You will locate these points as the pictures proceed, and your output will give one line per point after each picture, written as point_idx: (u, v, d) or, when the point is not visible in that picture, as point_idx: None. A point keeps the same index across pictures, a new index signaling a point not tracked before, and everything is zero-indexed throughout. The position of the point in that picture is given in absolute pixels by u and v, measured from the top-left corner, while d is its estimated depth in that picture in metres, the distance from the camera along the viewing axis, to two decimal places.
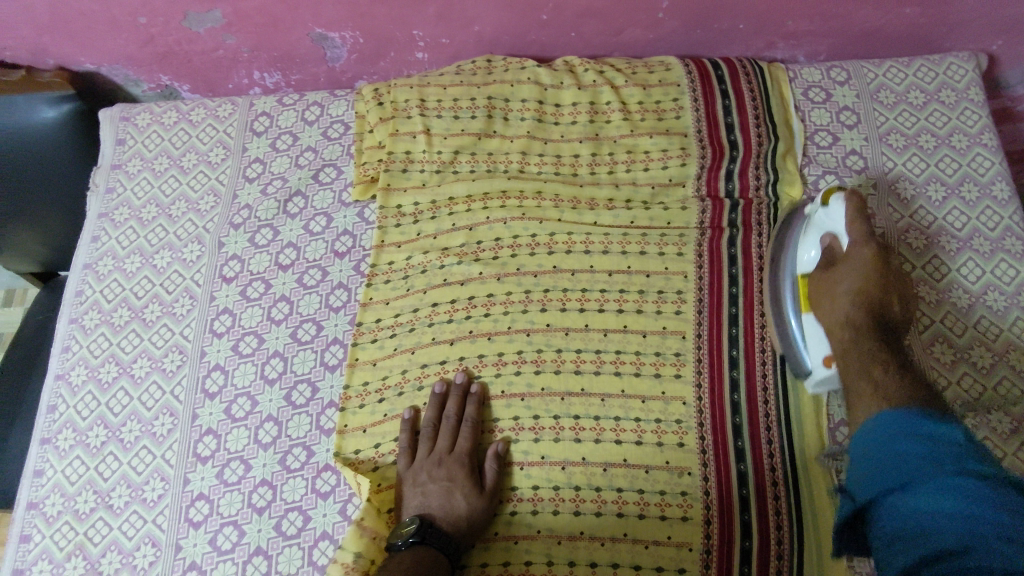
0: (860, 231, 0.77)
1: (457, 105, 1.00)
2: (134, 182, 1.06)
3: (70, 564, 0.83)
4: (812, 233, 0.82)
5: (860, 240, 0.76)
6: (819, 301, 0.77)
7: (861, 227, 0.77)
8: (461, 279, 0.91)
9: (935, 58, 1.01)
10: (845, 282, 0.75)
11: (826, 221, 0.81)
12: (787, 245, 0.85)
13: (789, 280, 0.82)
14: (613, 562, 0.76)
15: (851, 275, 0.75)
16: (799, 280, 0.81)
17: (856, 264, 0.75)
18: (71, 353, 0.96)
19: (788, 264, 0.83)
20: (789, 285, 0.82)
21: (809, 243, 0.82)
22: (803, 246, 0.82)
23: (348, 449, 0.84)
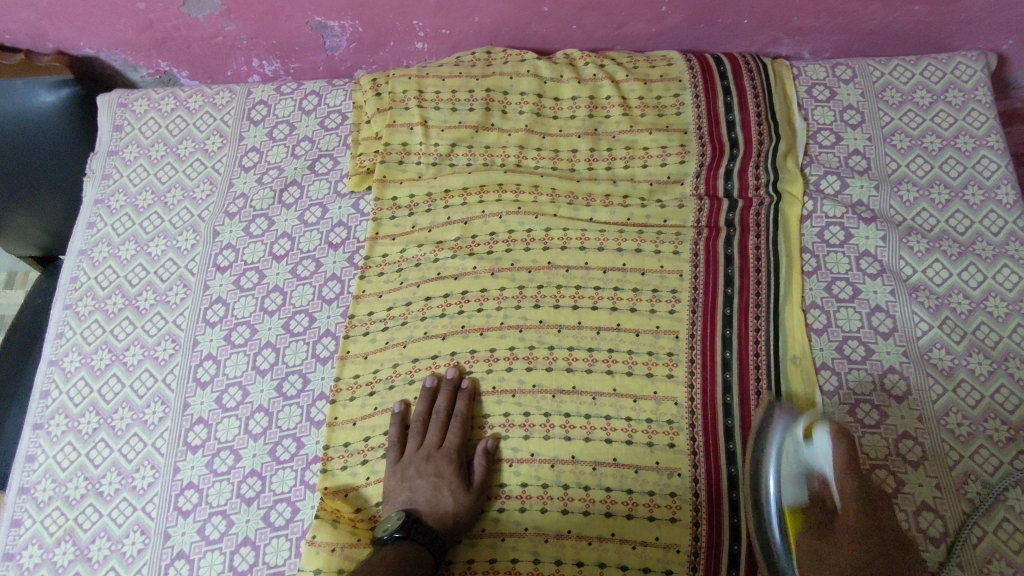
0: (852, 486, 0.70)
1: (455, 97, 0.99)
2: (130, 168, 1.06)
3: (60, 549, 0.84)
4: (795, 467, 0.76)
5: (851, 496, 0.70)
6: (812, 557, 0.69)
7: (850, 482, 0.71)
8: (454, 274, 0.90)
9: (942, 57, 0.99)
10: (841, 550, 0.68)
11: (815, 459, 0.76)
12: (769, 462, 0.76)
13: (774, 514, 0.74)
14: (600, 561, 0.76)
15: (848, 542, 0.68)
16: (786, 513, 0.74)
17: (846, 523, 0.70)
18: (64, 339, 0.96)
19: (772, 499, 0.74)
20: (774, 517, 0.74)
21: (793, 478, 0.75)
22: (786, 476, 0.75)
23: (337, 441, 0.84)
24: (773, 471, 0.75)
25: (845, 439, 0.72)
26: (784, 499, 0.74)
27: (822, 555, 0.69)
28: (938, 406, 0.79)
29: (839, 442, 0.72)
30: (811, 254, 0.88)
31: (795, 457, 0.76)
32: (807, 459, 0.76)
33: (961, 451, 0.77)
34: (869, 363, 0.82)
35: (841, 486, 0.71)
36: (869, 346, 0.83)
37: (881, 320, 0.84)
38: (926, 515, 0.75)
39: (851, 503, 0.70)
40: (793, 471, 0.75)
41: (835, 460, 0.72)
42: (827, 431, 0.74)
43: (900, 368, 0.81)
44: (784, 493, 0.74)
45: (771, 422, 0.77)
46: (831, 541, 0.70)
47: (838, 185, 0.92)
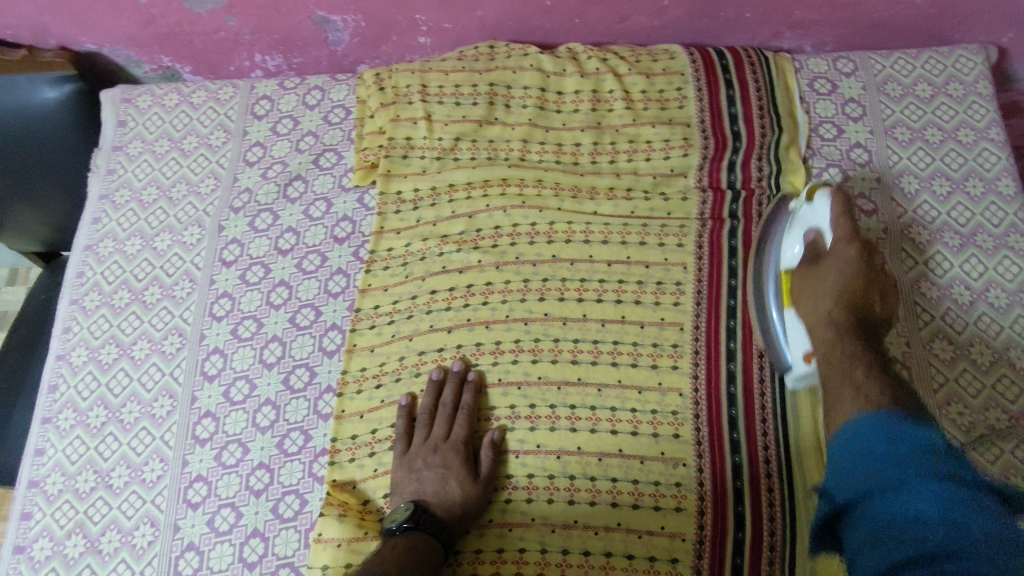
0: (844, 227, 0.79)
1: (458, 92, 0.99)
2: (135, 164, 1.06)
3: (70, 541, 0.84)
4: (798, 226, 0.83)
5: (844, 235, 0.78)
6: (800, 294, 0.79)
7: (844, 224, 0.79)
8: (459, 267, 0.91)
9: (943, 51, 1.00)
10: (828, 279, 0.77)
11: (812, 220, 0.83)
12: (774, 239, 0.85)
13: (773, 278, 0.83)
14: (607, 550, 0.77)
15: (835, 273, 0.77)
16: (783, 274, 0.83)
17: (837, 257, 0.78)
18: (71, 333, 0.96)
19: (774, 256, 0.84)
20: (773, 280, 0.83)
21: (794, 240, 0.83)
22: (788, 242, 0.84)
23: (345, 433, 0.84)
24: (780, 232, 0.85)
25: (842, 197, 0.80)
26: (783, 255, 0.83)
27: (810, 289, 0.78)
28: (940, 395, 0.80)
29: (836, 199, 0.80)
30: None
31: (797, 220, 0.84)
32: (809, 217, 0.83)
33: (963, 439, 0.78)
34: None
35: (836, 228, 0.79)
36: None
37: None
38: None
39: (844, 240, 0.78)
40: (794, 233, 0.83)
41: (834, 207, 0.80)
42: (827, 191, 0.82)
43: (903, 358, 0.82)
44: (784, 252, 0.84)
45: (778, 214, 0.86)
46: (820, 276, 0.78)
47: (840, 178, 0.93)
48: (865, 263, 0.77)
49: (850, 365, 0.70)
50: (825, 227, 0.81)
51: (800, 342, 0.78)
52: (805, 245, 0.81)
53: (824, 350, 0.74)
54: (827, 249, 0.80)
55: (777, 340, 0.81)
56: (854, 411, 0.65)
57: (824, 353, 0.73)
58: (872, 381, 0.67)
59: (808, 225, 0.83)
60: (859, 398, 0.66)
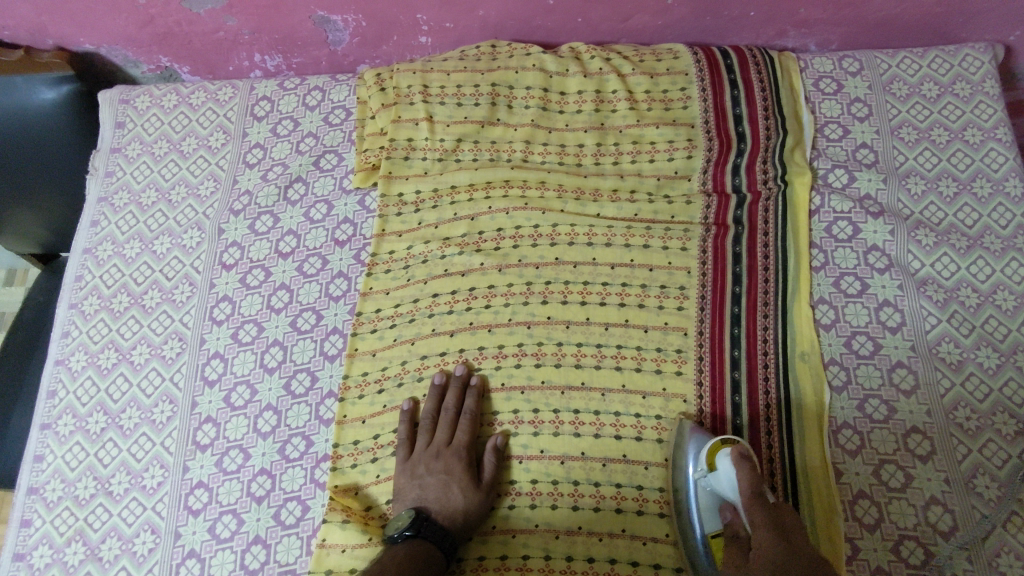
0: (754, 508, 0.66)
1: (460, 92, 0.98)
2: (134, 166, 1.05)
3: (70, 549, 0.84)
4: (710, 498, 0.74)
5: (757, 531, 0.65)
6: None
7: (757, 506, 0.66)
8: (461, 270, 0.90)
9: (950, 49, 0.99)
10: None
11: (720, 486, 0.72)
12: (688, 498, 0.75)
13: (703, 547, 0.73)
14: (612, 557, 0.76)
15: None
16: (712, 546, 0.72)
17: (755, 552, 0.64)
18: (70, 338, 0.95)
19: (697, 533, 0.73)
20: (703, 551, 0.73)
21: (710, 511, 0.73)
22: (704, 512, 0.74)
23: (346, 439, 0.84)
24: (691, 499, 0.75)
25: (740, 457, 0.70)
26: (704, 520, 0.73)
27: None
28: (947, 400, 0.80)
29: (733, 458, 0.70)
30: (819, 249, 0.88)
31: (706, 485, 0.74)
32: (714, 484, 0.73)
33: (970, 445, 0.77)
34: (877, 358, 0.82)
35: (751, 513, 0.66)
36: (877, 341, 0.83)
37: (890, 315, 0.84)
38: (935, 509, 0.75)
39: (760, 535, 0.64)
40: (709, 501, 0.74)
41: (737, 487, 0.69)
42: (727, 455, 0.71)
43: (908, 362, 0.82)
44: (704, 524, 0.73)
45: (685, 446, 0.77)
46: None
47: (846, 179, 0.92)
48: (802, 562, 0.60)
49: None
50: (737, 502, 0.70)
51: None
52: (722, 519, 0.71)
53: None
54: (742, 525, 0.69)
55: None
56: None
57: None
58: None
59: (722, 500, 0.72)
60: None
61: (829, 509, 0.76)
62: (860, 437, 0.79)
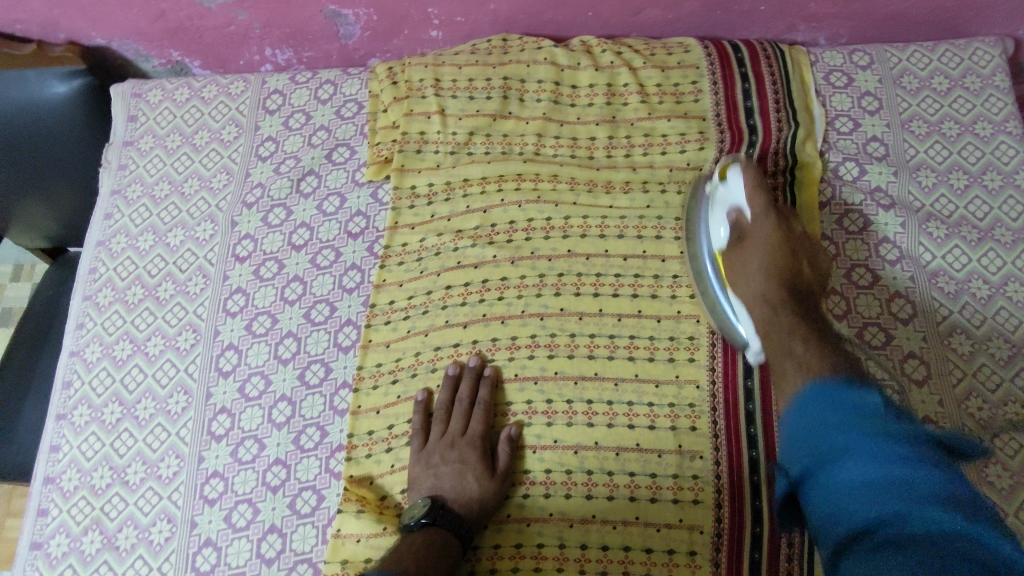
0: (758, 204, 0.81)
1: (472, 86, 0.99)
2: (146, 159, 1.05)
3: (87, 538, 0.84)
4: (718, 208, 0.84)
5: (761, 217, 0.80)
6: (731, 274, 0.81)
7: (760, 201, 0.81)
8: (474, 262, 0.90)
9: (960, 43, 0.99)
10: (755, 257, 0.79)
11: (728, 196, 0.83)
12: (700, 220, 0.86)
13: (709, 257, 0.83)
14: (625, 544, 0.77)
15: (758, 252, 0.79)
16: (715, 255, 0.83)
17: (756, 233, 0.80)
18: (85, 330, 0.96)
19: (703, 242, 0.84)
20: (708, 260, 0.83)
21: (719, 221, 0.83)
22: (713, 224, 0.84)
23: (361, 429, 0.84)
24: (702, 219, 0.86)
25: (752, 170, 0.83)
26: (711, 235, 0.84)
27: (739, 265, 0.80)
28: (958, 391, 0.80)
29: (747, 170, 0.82)
30: (831, 240, 0.89)
31: (716, 201, 0.84)
32: (725, 195, 0.84)
33: (981, 434, 0.78)
34: (889, 349, 0.83)
35: (754, 207, 0.81)
36: (890, 332, 0.84)
37: (901, 306, 0.85)
38: None
39: (765, 224, 0.80)
40: (717, 211, 0.84)
41: (748, 188, 0.82)
42: (739, 168, 0.83)
43: (920, 353, 0.82)
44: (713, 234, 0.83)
45: (696, 190, 0.88)
46: (745, 255, 0.80)
47: (856, 172, 0.93)
48: (784, 233, 0.80)
49: (801, 350, 0.71)
50: (742, 204, 0.82)
51: (746, 324, 0.79)
52: (731, 226, 0.82)
53: (771, 323, 0.75)
54: (748, 227, 0.81)
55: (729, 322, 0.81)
56: (795, 386, 0.68)
57: (765, 329, 0.76)
58: (818, 361, 0.68)
59: (729, 205, 0.83)
60: (816, 366, 0.68)
61: None
62: None
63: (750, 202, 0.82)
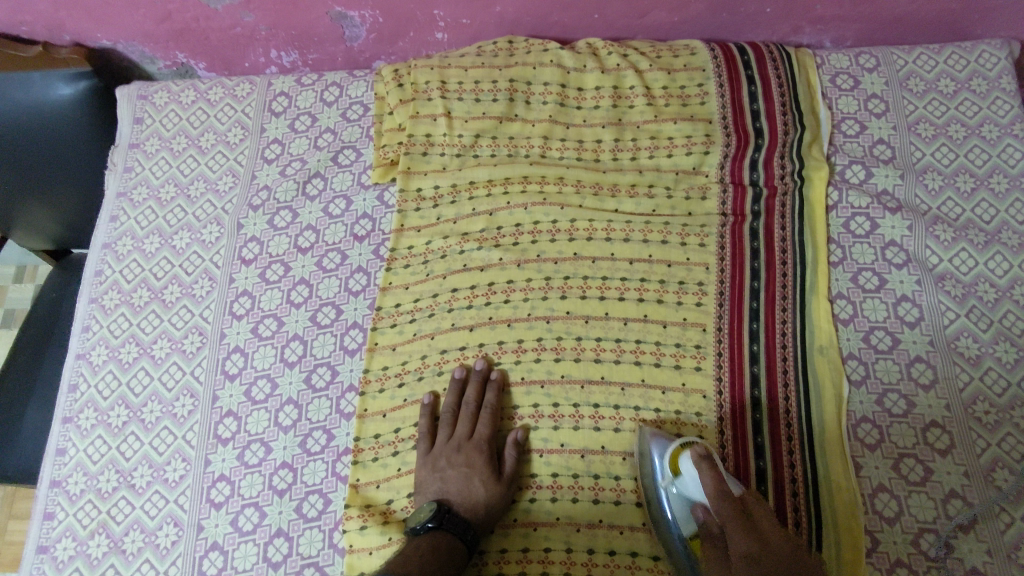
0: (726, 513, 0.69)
1: (478, 88, 0.98)
2: (152, 161, 1.05)
3: (93, 541, 0.84)
4: (683, 507, 0.75)
5: (727, 523, 0.69)
6: None
7: (721, 504, 0.70)
8: (480, 265, 0.90)
9: (966, 45, 0.99)
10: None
11: (687, 491, 0.74)
12: (663, 505, 0.76)
13: (683, 546, 0.75)
14: (633, 549, 0.77)
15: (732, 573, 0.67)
16: (691, 545, 0.74)
17: (728, 556, 0.68)
18: (91, 332, 0.96)
19: (674, 531, 0.75)
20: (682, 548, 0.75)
21: (685, 515, 0.75)
22: (681, 514, 0.75)
23: (368, 433, 0.84)
24: (665, 502, 0.76)
25: (703, 459, 0.72)
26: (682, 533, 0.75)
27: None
28: (966, 395, 0.80)
29: (698, 463, 0.72)
30: (837, 244, 0.89)
31: (678, 494, 0.75)
32: (683, 490, 0.74)
33: (989, 439, 0.78)
34: (896, 353, 0.83)
35: (727, 539, 0.69)
36: (896, 336, 0.84)
37: (907, 310, 0.85)
38: (954, 503, 0.76)
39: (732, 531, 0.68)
40: (681, 505, 0.75)
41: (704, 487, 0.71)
42: (690, 461, 0.73)
43: (927, 357, 0.82)
44: (681, 527, 0.75)
45: (648, 450, 0.78)
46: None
47: (863, 175, 0.93)
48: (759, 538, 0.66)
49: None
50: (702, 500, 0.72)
51: None
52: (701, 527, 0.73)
53: None
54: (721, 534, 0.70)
55: None
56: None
57: None
58: None
59: (692, 502, 0.75)
60: None
61: (844, 458, 0.78)
62: (879, 431, 0.79)
63: (732, 540, 0.68)
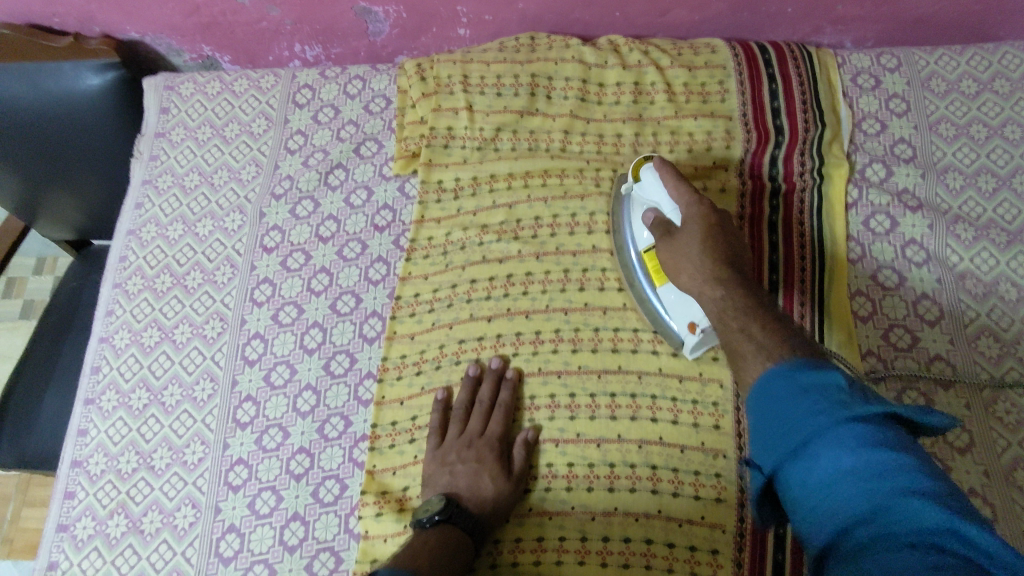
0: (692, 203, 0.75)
1: (500, 82, 0.99)
2: (178, 151, 1.07)
3: (112, 521, 0.85)
4: (639, 210, 0.83)
5: (687, 201, 0.75)
6: (669, 269, 0.75)
7: (680, 185, 0.77)
8: (499, 257, 0.91)
9: (989, 47, 0.99)
10: (687, 244, 0.73)
11: (642, 192, 0.82)
12: (626, 225, 0.87)
13: (638, 261, 0.85)
14: (648, 537, 0.77)
15: (692, 238, 0.73)
16: (643, 257, 0.83)
17: (686, 229, 0.74)
18: (114, 317, 0.97)
19: (632, 249, 0.86)
20: (638, 265, 0.85)
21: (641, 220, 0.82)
22: (637, 225, 0.84)
23: (385, 420, 0.85)
24: (626, 222, 0.87)
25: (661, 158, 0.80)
26: (637, 241, 0.84)
27: (676, 258, 0.74)
28: (986, 393, 0.80)
29: (655, 161, 0.80)
30: (856, 242, 0.89)
31: (636, 201, 0.83)
32: (641, 194, 0.82)
33: (1009, 437, 0.77)
34: (915, 350, 0.83)
35: (683, 216, 0.75)
36: (915, 334, 0.83)
37: (928, 308, 0.84)
38: (974, 501, 0.75)
39: (690, 208, 0.75)
40: (636, 211, 0.84)
41: (664, 178, 0.78)
42: (650, 166, 0.81)
43: (946, 355, 0.82)
44: (637, 243, 0.84)
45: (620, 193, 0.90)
46: (678, 247, 0.74)
47: (883, 174, 0.93)
48: (714, 217, 0.74)
49: (754, 326, 0.65)
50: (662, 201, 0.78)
51: (679, 326, 0.81)
52: (653, 219, 0.78)
53: (718, 314, 0.69)
54: (674, 219, 0.76)
55: (663, 317, 0.83)
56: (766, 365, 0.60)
57: (716, 323, 0.69)
58: (789, 340, 0.62)
59: (647, 204, 0.81)
60: (789, 352, 0.61)
61: None
62: None
63: (688, 213, 0.75)
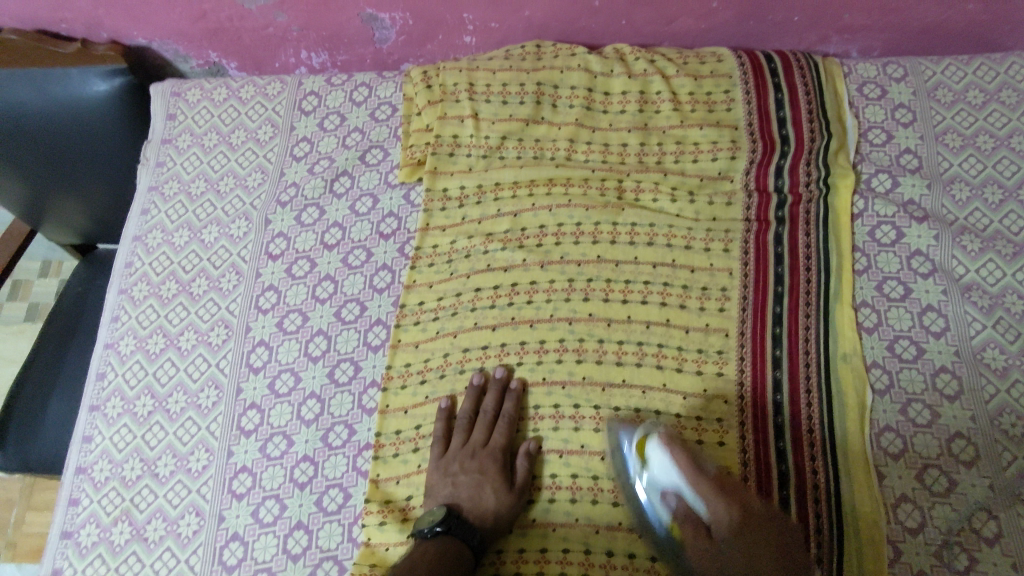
0: (719, 504, 0.71)
1: (506, 90, 0.99)
2: (183, 157, 1.07)
3: (116, 528, 0.85)
4: (653, 492, 0.74)
5: (716, 499, 0.71)
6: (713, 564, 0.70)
7: (700, 480, 0.72)
8: (504, 266, 0.91)
9: (996, 57, 0.98)
10: (733, 546, 0.69)
11: (652, 477, 0.75)
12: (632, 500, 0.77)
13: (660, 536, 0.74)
14: (652, 553, 0.76)
15: (736, 541, 0.69)
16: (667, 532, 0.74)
17: (722, 528, 0.70)
18: (119, 323, 0.97)
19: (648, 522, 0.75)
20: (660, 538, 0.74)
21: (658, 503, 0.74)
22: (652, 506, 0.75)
23: (389, 428, 0.85)
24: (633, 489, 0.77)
25: (671, 438, 0.75)
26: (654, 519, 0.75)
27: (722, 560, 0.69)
28: (992, 406, 0.79)
29: (667, 441, 0.74)
30: (861, 252, 0.89)
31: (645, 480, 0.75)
32: (651, 476, 0.75)
33: (1015, 451, 0.77)
34: (920, 363, 0.82)
35: (715, 512, 0.71)
36: (921, 346, 0.83)
37: (933, 319, 0.84)
38: (979, 515, 0.75)
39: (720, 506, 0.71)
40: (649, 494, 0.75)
41: (680, 466, 0.73)
42: (659, 444, 0.75)
43: (952, 368, 0.81)
44: (656, 516, 0.75)
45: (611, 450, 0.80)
46: (722, 550, 0.70)
47: (889, 184, 0.92)
48: (745, 507, 0.71)
49: None
50: (682, 486, 0.73)
51: None
52: (678, 510, 0.73)
53: None
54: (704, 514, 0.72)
55: None
56: None
57: None
58: None
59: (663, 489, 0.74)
60: None
61: (868, 473, 0.77)
62: (902, 441, 0.79)
63: (721, 508, 0.71)
